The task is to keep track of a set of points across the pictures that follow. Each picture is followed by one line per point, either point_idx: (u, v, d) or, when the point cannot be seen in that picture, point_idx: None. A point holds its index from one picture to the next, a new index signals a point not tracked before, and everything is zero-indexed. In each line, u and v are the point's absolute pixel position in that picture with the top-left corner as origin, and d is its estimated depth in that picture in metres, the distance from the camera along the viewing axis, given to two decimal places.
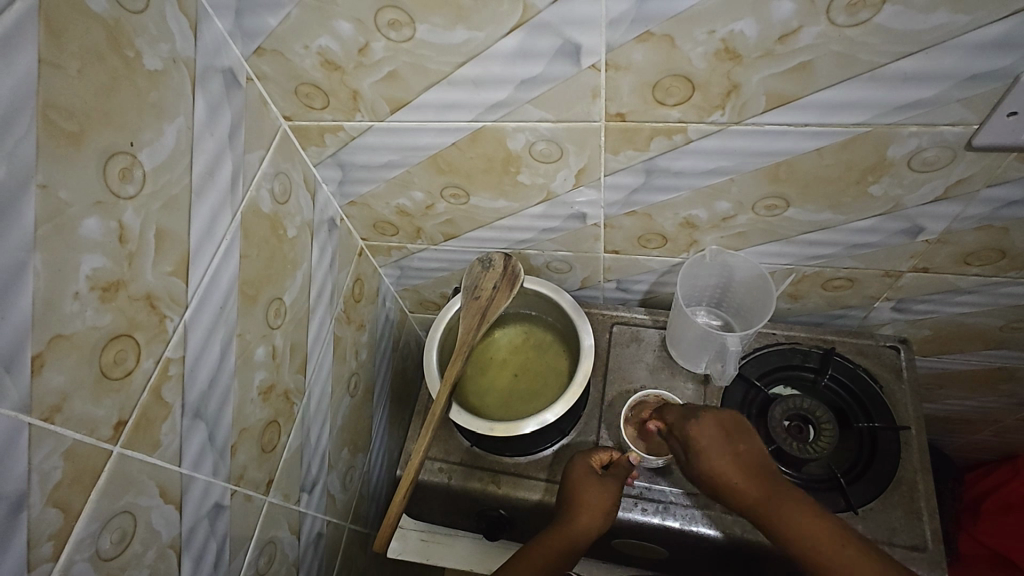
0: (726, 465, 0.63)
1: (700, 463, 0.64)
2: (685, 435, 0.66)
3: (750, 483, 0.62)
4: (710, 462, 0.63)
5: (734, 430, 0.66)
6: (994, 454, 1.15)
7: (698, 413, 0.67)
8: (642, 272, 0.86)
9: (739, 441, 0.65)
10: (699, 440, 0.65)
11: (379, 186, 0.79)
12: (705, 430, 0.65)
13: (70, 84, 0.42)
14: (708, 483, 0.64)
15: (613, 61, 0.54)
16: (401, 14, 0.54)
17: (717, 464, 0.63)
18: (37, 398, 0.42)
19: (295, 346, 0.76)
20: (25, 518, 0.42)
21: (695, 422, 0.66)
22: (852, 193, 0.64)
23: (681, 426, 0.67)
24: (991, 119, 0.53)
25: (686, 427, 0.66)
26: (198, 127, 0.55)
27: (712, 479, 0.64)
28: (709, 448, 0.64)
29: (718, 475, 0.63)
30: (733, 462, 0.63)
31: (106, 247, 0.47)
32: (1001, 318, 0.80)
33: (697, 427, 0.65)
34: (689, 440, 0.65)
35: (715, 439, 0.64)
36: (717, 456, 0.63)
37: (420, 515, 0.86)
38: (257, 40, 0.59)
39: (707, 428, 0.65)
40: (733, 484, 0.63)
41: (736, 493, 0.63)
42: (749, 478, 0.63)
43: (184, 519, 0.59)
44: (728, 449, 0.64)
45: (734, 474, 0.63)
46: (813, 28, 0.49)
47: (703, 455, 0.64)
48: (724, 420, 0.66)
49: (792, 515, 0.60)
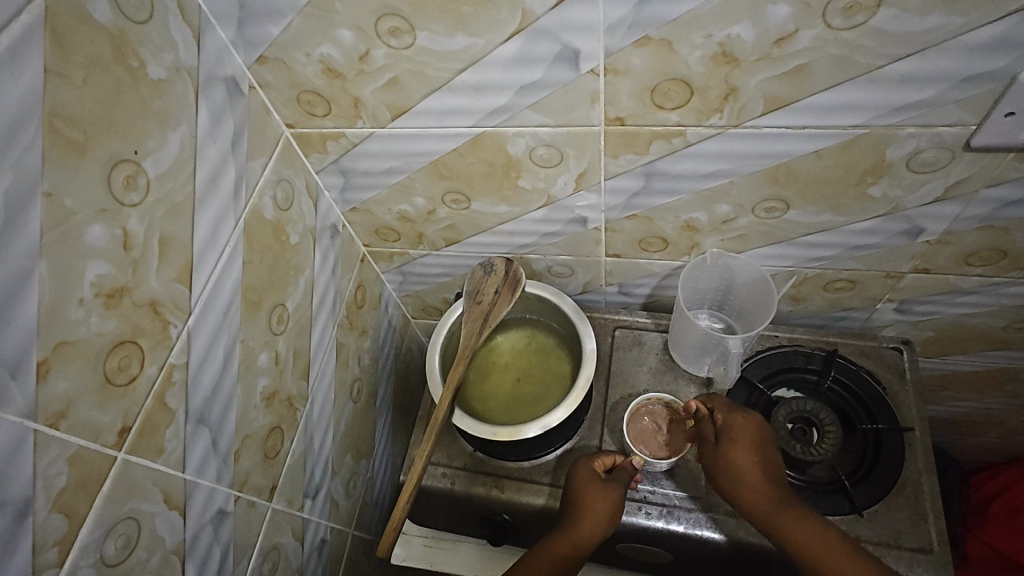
0: (750, 462, 0.68)
1: (729, 455, 0.68)
2: (724, 423, 0.71)
3: (766, 487, 0.67)
4: (738, 455, 0.68)
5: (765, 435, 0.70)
6: (1000, 455, 1.14)
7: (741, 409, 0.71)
8: (644, 276, 0.86)
9: (767, 443, 0.70)
10: (738, 432, 0.69)
11: (380, 192, 0.80)
12: (745, 424, 0.70)
13: (75, 93, 0.43)
14: (727, 476, 0.68)
15: (612, 66, 0.55)
16: (401, 22, 0.54)
17: (744, 458, 0.68)
18: (43, 404, 0.42)
19: (298, 352, 0.77)
20: (31, 523, 0.43)
21: (737, 415, 0.71)
22: (851, 195, 0.65)
23: (726, 415, 0.71)
24: (989, 119, 0.53)
25: (730, 417, 0.70)
26: (201, 135, 0.55)
27: (731, 474, 0.68)
28: (742, 443, 0.68)
29: (740, 469, 0.67)
30: (758, 461, 0.68)
31: (110, 254, 0.47)
32: (1004, 318, 0.79)
33: (738, 420, 0.70)
34: (728, 428, 0.70)
35: (749, 436, 0.69)
36: (748, 451, 0.68)
37: (423, 520, 0.86)
38: (259, 49, 0.60)
39: (747, 421, 0.70)
40: (748, 484, 0.67)
41: (752, 494, 0.67)
42: (767, 484, 0.67)
43: (188, 525, 0.60)
44: (758, 448, 0.69)
45: (756, 475, 0.67)
46: (809, 31, 0.49)
47: (736, 445, 0.68)
48: (760, 422, 0.71)
49: (801, 527, 0.64)
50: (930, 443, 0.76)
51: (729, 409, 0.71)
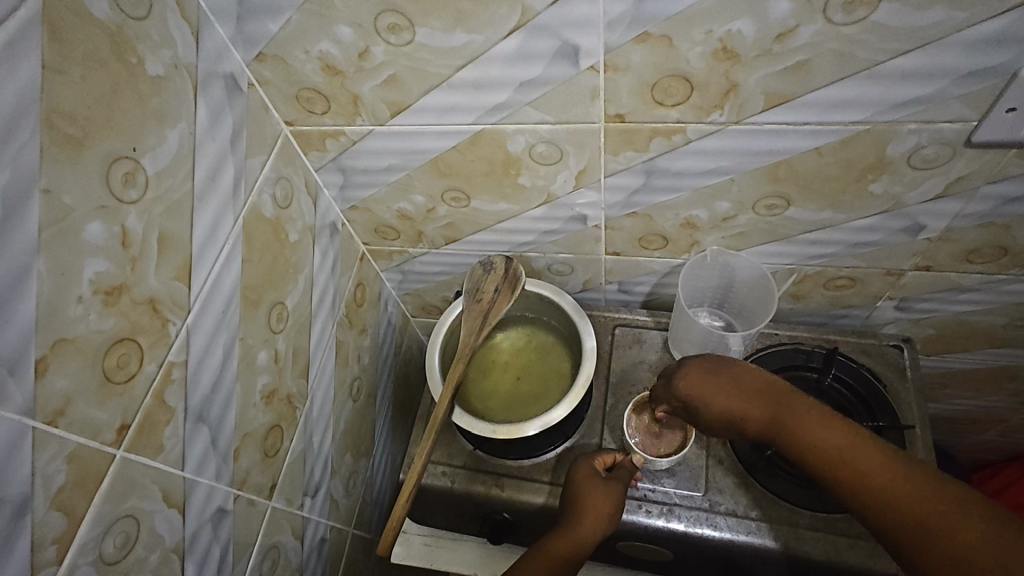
0: (728, 397, 0.60)
1: (707, 410, 0.61)
2: (683, 389, 0.63)
3: (757, 404, 0.59)
4: (716, 402, 0.60)
5: (724, 369, 0.62)
6: (999, 454, 1.14)
7: (682, 365, 0.64)
8: (644, 274, 0.86)
9: (731, 373, 0.61)
10: (696, 389, 0.62)
11: (380, 190, 0.79)
12: (699, 369, 0.62)
13: (73, 90, 0.43)
14: (716, 419, 0.61)
15: (612, 62, 0.55)
16: (400, 18, 0.54)
17: (718, 397, 0.61)
18: (41, 402, 0.42)
19: (298, 350, 0.77)
20: (29, 521, 0.42)
21: (692, 364, 0.63)
22: (852, 192, 0.64)
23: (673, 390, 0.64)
24: (990, 116, 0.53)
25: (678, 376, 0.63)
26: (200, 132, 0.55)
27: (717, 420, 0.61)
28: (704, 387, 0.61)
29: (725, 411, 0.60)
30: (728, 389, 0.60)
31: (109, 251, 0.47)
32: (1005, 316, 0.79)
33: (689, 372, 0.63)
34: (688, 395, 0.62)
35: (704, 376, 0.62)
36: (716, 399, 0.61)
37: (423, 519, 0.85)
38: (258, 46, 0.59)
39: (695, 368, 0.62)
40: (742, 416, 0.60)
41: (750, 422, 0.60)
42: (758, 411, 0.59)
43: (187, 524, 0.59)
44: (721, 380, 0.61)
45: (741, 408, 0.60)
46: (810, 27, 0.49)
47: (704, 392, 0.61)
48: (718, 364, 0.62)
49: (818, 435, 0.56)
50: (931, 441, 0.75)
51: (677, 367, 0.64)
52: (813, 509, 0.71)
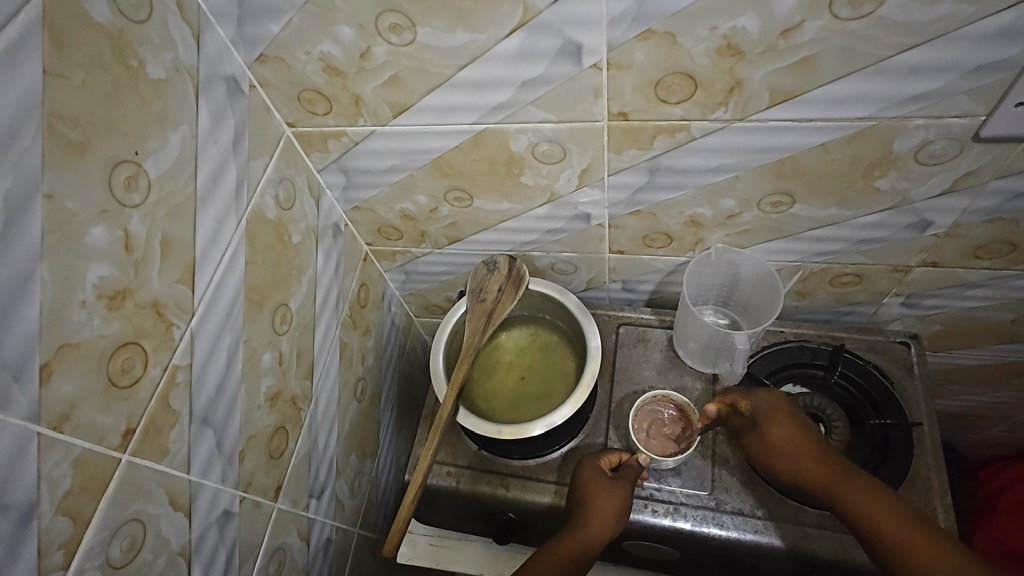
0: (791, 437, 0.68)
1: (769, 433, 0.68)
2: (755, 407, 0.70)
3: (819, 456, 0.67)
4: (780, 432, 0.68)
5: (797, 415, 0.70)
6: (1006, 450, 1.14)
7: (761, 390, 0.72)
8: (648, 272, 0.85)
9: (807, 423, 0.69)
10: (767, 411, 0.70)
11: (382, 191, 0.79)
12: (775, 400, 0.70)
13: (74, 94, 0.42)
14: (773, 455, 0.68)
15: (615, 60, 0.54)
16: (402, 18, 0.54)
17: (783, 432, 0.68)
18: (46, 407, 0.42)
19: (302, 352, 0.76)
20: (36, 526, 0.42)
21: (767, 394, 0.71)
22: (858, 188, 0.64)
23: (748, 399, 0.71)
24: (998, 110, 0.53)
25: (756, 394, 0.71)
26: (202, 135, 0.55)
27: (774, 454, 0.68)
28: (776, 417, 0.69)
29: (785, 446, 0.67)
30: (798, 432, 0.68)
31: (112, 255, 0.47)
32: (1012, 311, 0.79)
33: (765, 398, 0.71)
34: (761, 411, 0.70)
35: (782, 411, 0.69)
36: (781, 428, 0.68)
37: (428, 520, 0.85)
38: (259, 47, 0.59)
39: (767, 399, 0.70)
40: (798, 462, 0.67)
41: (807, 468, 0.66)
42: (819, 460, 0.66)
43: (194, 526, 0.59)
44: (794, 421, 0.69)
45: (803, 450, 0.67)
46: (815, 22, 0.48)
47: (771, 421, 0.69)
48: (794, 407, 0.71)
49: (860, 501, 0.63)
50: (938, 438, 0.75)
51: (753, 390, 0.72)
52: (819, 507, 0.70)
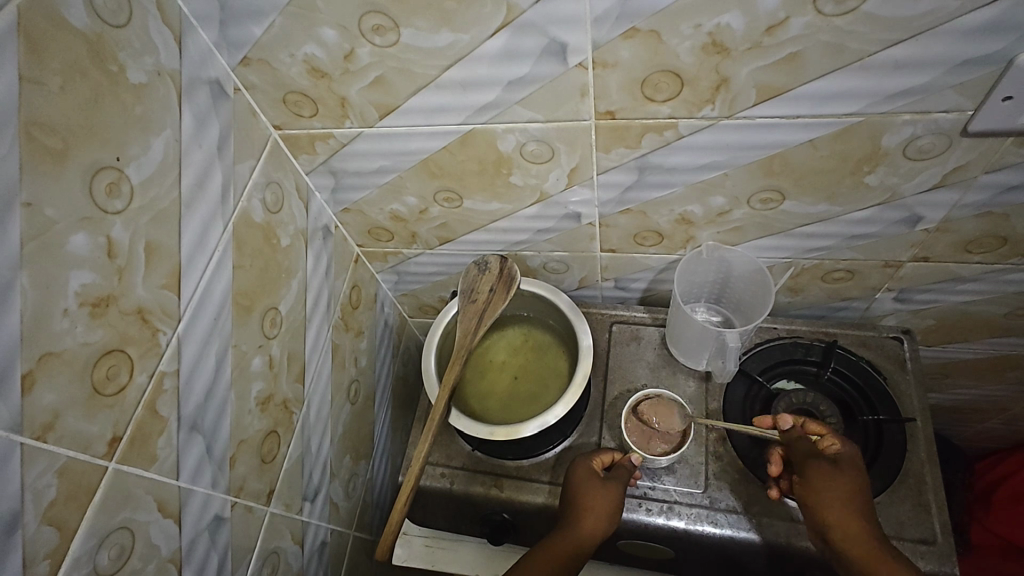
0: (860, 494, 0.63)
1: (847, 479, 0.63)
2: (840, 452, 0.66)
3: (873, 523, 0.61)
4: (853, 485, 0.63)
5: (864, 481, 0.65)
6: (1002, 442, 1.14)
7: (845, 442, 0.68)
8: (641, 270, 0.85)
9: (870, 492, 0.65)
10: (849, 457, 0.66)
11: (371, 192, 0.79)
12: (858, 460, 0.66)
13: (51, 101, 0.42)
14: (836, 495, 0.62)
15: (600, 59, 0.54)
16: (385, 19, 0.53)
17: (856, 487, 0.63)
18: (28, 417, 0.42)
19: (293, 355, 0.76)
20: (21, 536, 0.42)
21: (850, 450, 0.66)
22: (847, 184, 0.64)
23: (838, 441, 0.67)
24: (986, 105, 0.52)
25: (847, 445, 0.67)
26: (186, 139, 0.55)
27: (835, 494, 0.62)
28: (858, 472, 0.64)
29: (850, 497, 0.62)
30: (866, 495, 0.63)
31: (95, 263, 0.46)
32: (1006, 305, 0.79)
33: (849, 451, 0.66)
34: (847, 457, 0.65)
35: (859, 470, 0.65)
36: (852, 479, 0.64)
37: (423, 520, 0.85)
38: (242, 50, 0.59)
39: (854, 455, 0.66)
40: (853, 515, 0.61)
41: (860, 520, 0.61)
42: (868, 529, 0.61)
43: (184, 533, 0.59)
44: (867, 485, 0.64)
45: (862, 511, 0.62)
46: (800, 19, 0.48)
47: (851, 471, 0.64)
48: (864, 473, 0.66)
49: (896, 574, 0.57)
50: (932, 434, 0.75)
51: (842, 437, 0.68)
52: None
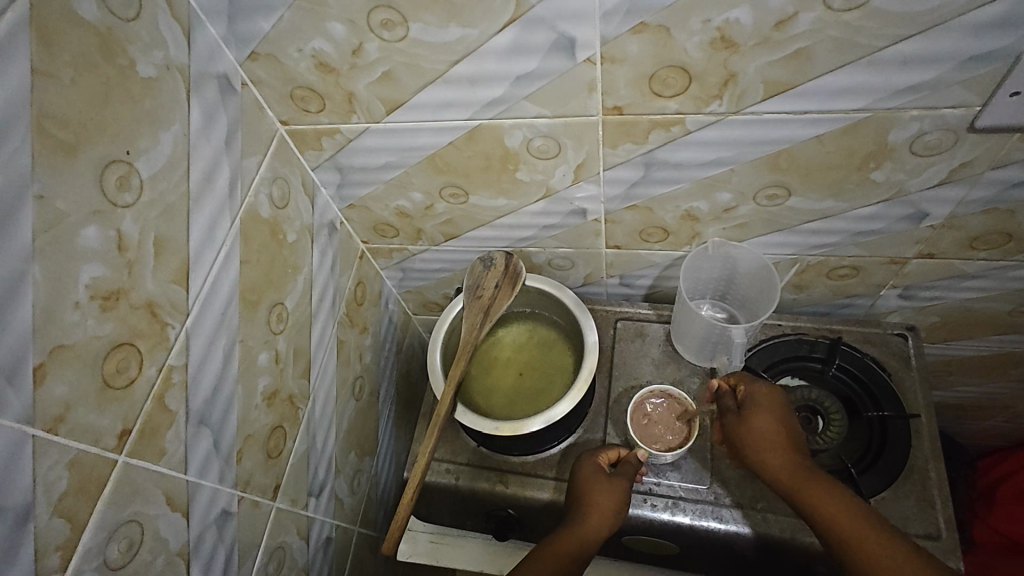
0: (770, 428, 0.68)
1: (753, 419, 0.69)
2: (747, 394, 0.71)
3: (792, 450, 0.66)
4: (761, 423, 0.68)
5: (780, 409, 0.69)
6: (1005, 440, 1.14)
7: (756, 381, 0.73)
8: (646, 267, 0.85)
9: (790, 418, 0.69)
10: (756, 398, 0.70)
11: (377, 188, 0.79)
12: (767, 396, 0.70)
13: (63, 94, 0.42)
14: (747, 440, 0.68)
15: (608, 54, 0.54)
16: (393, 14, 0.53)
17: (762, 423, 0.68)
18: (40, 409, 0.42)
19: (298, 351, 0.76)
20: (31, 528, 0.42)
21: (759, 387, 0.71)
22: (854, 180, 0.64)
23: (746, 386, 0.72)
24: (993, 100, 0.52)
25: (753, 386, 0.72)
26: (195, 133, 0.55)
27: (746, 440, 0.68)
28: (764, 409, 0.69)
29: (762, 436, 0.67)
30: (777, 427, 0.68)
31: (105, 256, 0.46)
32: (1010, 302, 0.79)
33: (758, 390, 0.71)
34: (752, 399, 0.71)
35: (770, 404, 0.70)
36: (761, 417, 0.69)
37: (428, 516, 0.85)
38: (250, 45, 0.59)
39: (761, 391, 0.71)
40: (767, 452, 0.66)
41: (773, 452, 0.66)
42: (790, 458, 0.66)
43: (192, 526, 0.59)
44: (779, 415, 0.69)
45: (776, 442, 0.67)
46: (809, 13, 0.48)
47: (756, 411, 0.69)
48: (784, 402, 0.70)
49: (816, 494, 0.62)
50: (937, 430, 0.75)
51: (752, 381, 0.73)
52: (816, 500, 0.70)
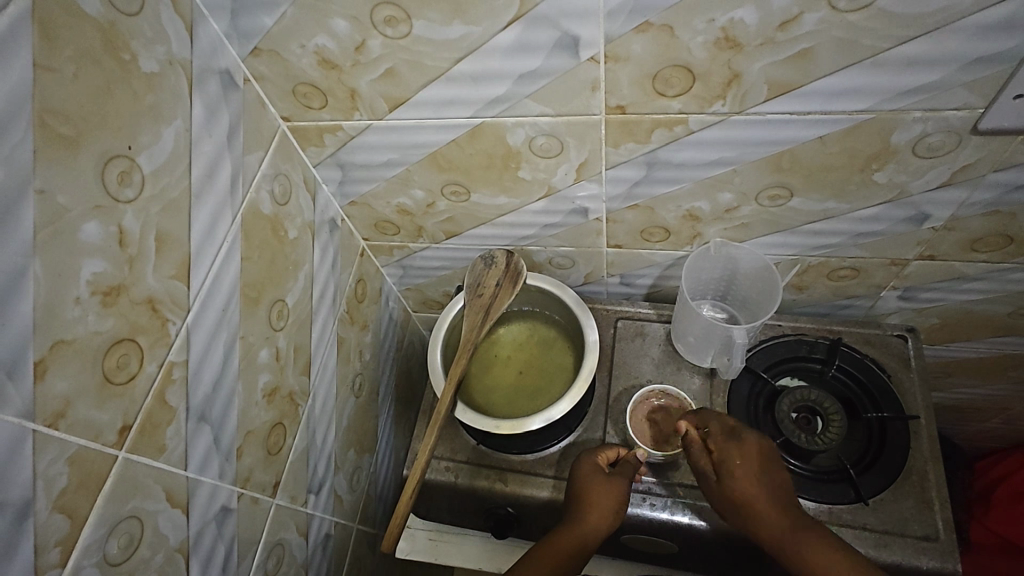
0: (750, 485, 0.63)
1: (731, 484, 0.64)
2: (720, 455, 0.66)
3: (776, 511, 0.62)
4: (738, 484, 0.64)
5: (764, 462, 0.65)
6: (1002, 442, 1.14)
7: (741, 434, 0.67)
8: (646, 266, 0.85)
9: (773, 472, 0.65)
10: (732, 461, 0.65)
11: (379, 185, 0.79)
12: (741, 453, 0.65)
13: (64, 88, 0.42)
14: (732, 506, 0.64)
15: (612, 52, 0.54)
16: (397, 11, 0.53)
17: (743, 482, 0.64)
18: (41, 404, 0.42)
19: (299, 348, 0.76)
20: (32, 524, 0.42)
21: (732, 447, 0.66)
22: (856, 181, 0.64)
23: (720, 444, 0.67)
24: (996, 102, 0.52)
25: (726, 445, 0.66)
26: (196, 129, 0.55)
27: (732, 500, 0.64)
28: (742, 470, 0.64)
29: (743, 498, 0.63)
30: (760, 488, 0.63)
31: (106, 251, 0.46)
32: (1009, 305, 0.79)
33: (730, 450, 0.66)
34: (727, 459, 0.65)
35: (750, 465, 0.64)
36: (744, 476, 0.64)
37: (427, 513, 0.85)
38: (253, 41, 0.59)
39: (742, 453, 0.65)
40: (757, 506, 0.63)
41: (759, 518, 0.62)
42: (773, 506, 0.62)
43: (192, 523, 0.59)
44: (759, 472, 0.64)
45: (758, 497, 0.63)
46: (814, 14, 0.48)
47: (733, 474, 0.64)
48: (765, 452, 0.66)
49: (808, 547, 0.60)
50: (936, 431, 0.75)
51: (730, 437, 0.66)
52: (817, 500, 0.70)
